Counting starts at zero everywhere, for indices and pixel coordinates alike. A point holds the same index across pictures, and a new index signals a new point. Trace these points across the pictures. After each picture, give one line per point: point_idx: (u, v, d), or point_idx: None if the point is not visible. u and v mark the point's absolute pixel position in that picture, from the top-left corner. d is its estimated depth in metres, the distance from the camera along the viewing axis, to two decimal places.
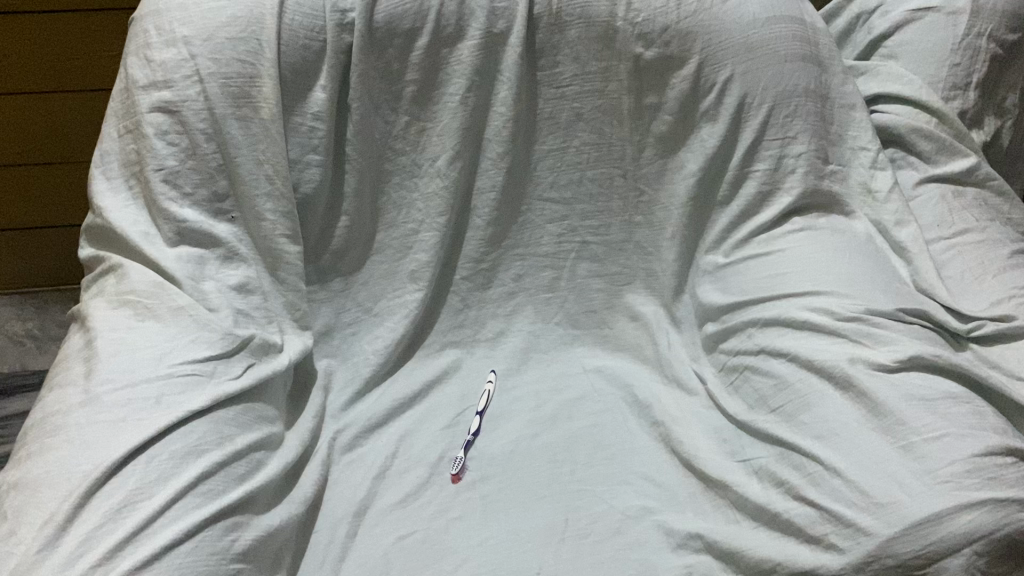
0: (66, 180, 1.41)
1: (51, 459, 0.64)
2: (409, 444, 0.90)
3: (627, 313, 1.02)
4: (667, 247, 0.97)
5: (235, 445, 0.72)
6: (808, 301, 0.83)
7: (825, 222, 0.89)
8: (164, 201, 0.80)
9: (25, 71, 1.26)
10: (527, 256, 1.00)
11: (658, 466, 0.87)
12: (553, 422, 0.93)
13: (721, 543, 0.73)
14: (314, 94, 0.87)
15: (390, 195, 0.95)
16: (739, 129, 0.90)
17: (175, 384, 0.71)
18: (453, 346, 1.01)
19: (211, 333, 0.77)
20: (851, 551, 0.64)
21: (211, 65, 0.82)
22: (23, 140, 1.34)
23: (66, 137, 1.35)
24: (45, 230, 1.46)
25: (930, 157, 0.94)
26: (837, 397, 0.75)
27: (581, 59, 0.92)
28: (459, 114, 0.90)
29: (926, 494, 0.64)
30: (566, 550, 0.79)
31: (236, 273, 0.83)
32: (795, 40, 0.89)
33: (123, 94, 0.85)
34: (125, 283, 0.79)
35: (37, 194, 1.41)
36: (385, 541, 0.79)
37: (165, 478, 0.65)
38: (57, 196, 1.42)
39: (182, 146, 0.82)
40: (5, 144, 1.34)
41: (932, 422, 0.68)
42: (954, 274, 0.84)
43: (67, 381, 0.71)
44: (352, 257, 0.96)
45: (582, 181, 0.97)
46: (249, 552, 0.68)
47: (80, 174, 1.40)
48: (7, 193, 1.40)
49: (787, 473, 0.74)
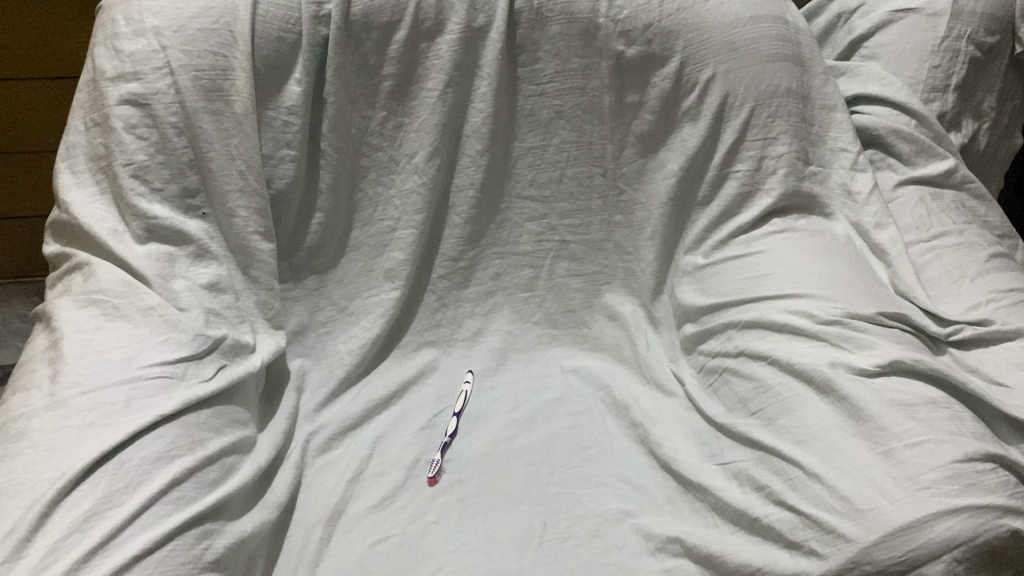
0: (31, 171, 1.37)
1: (16, 466, 0.62)
2: (385, 445, 0.88)
3: (605, 313, 1.01)
4: (647, 247, 0.96)
5: (207, 450, 0.70)
6: (789, 303, 0.82)
7: (804, 224, 0.89)
8: (132, 196, 0.78)
9: None
10: (505, 254, 0.99)
11: (635, 468, 0.86)
12: (530, 423, 0.92)
13: (700, 548, 0.73)
14: (289, 88, 0.84)
15: (366, 192, 0.93)
16: (721, 128, 0.89)
17: (145, 387, 0.69)
18: (429, 346, 0.99)
19: (182, 333, 0.75)
20: (832, 556, 0.64)
21: (182, 57, 0.79)
22: None
23: (32, 127, 1.31)
24: (7, 221, 1.42)
25: (908, 158, 0.94)
26: (817, 401, 0.75)
27: (562, 56, 0.90)
28: (437, 110, 0.88)
29: (906, 500, 0.64)
30: (545, 554, 0.78)
31: (208, 271, 0.81)
32: (778, 40, 0.88)
33: (90, 86, 0.82)
34: (92, 281, 0.76)
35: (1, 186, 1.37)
36: (361, 545, 0.78)
37: (135, 485, 0.63)
38: (21, 188, 1.38)
39: (151, 140, 0.79)
40: None
41: (913, 428, 0.68)
42: (933, 278, 0.84)
43: (32, 384, 0.69)
44: (326, 255, 0.94)
45: (561, 179, 0.96)
46: (222, 560, 0.66)
47: (47, 165, 1.37)
48: None
49: (767, 477, 0.73)
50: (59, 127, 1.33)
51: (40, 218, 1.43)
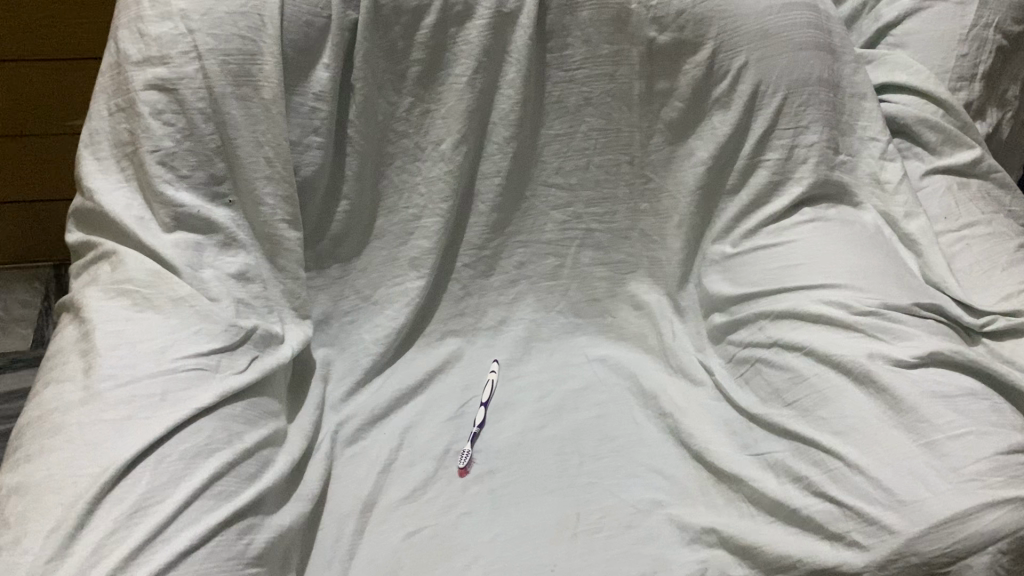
0: (50, 154, 1.35)
1: (54, 462, 0.60)
2: (413, 436, 0.87)
3: (630, 302, 1.00)
4: (674, 235, 0.95)
5: (245, 443, 0.69)
6: (823, 293, 0.82)
7: (834, 213, 0.89)
8: (159, 183, 0.76)
9: (17, 40, 1.20)
10: (529, 243, 0.98)
11: (666, 458, 0.86)
12: (558, 413, 0.92)
13: (737, 538, 0.73)
14: (317, 73, 0.82)
15: (391, 179, 0.91)
16: (752, 117, 0.88)
17: (180, 379, 0.68)
18: (453, 335, 0.98)
19: (214, 324, 0.73)
20: (876, 548, 0.64)
21: (210, 41, 0.77)
22: (10, 113, 1.28)
23: (55, 110, 1.29)
24: (21, 204, 1.40)
25: (934, 148, 0.94)
26: (855, 392, 0.74)
27: (592, 42, 0.89)
28: (465, 96, 0.87)
29: (951, 492, 0.64)
30: (579, 546, 0.78)
31: (236, 260, 0.80)
32: (811, 28, 0.86)
33: (113, 70, 0.79)
34: (121, 271, 0.74)
35: (18, 168, 1.35)
36: (395, 538, 0.78)
37: (176, 481, 0.62)
38: (32, 170, 1.36)
39: (178, 126, 0.77)
40: None
41: (955, 419, 0.68)
42: (963, 268, 0.84)
43: (64, 376, 0.67)
44: (351, 243, 0.92)
45: (588, 167, 0.95)
46: (263, 555, 0.65)
47: (65, 148, 1.35)
48: None
49: (805, 468, 0.73)
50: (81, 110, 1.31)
51: (54, 201, 1.41)
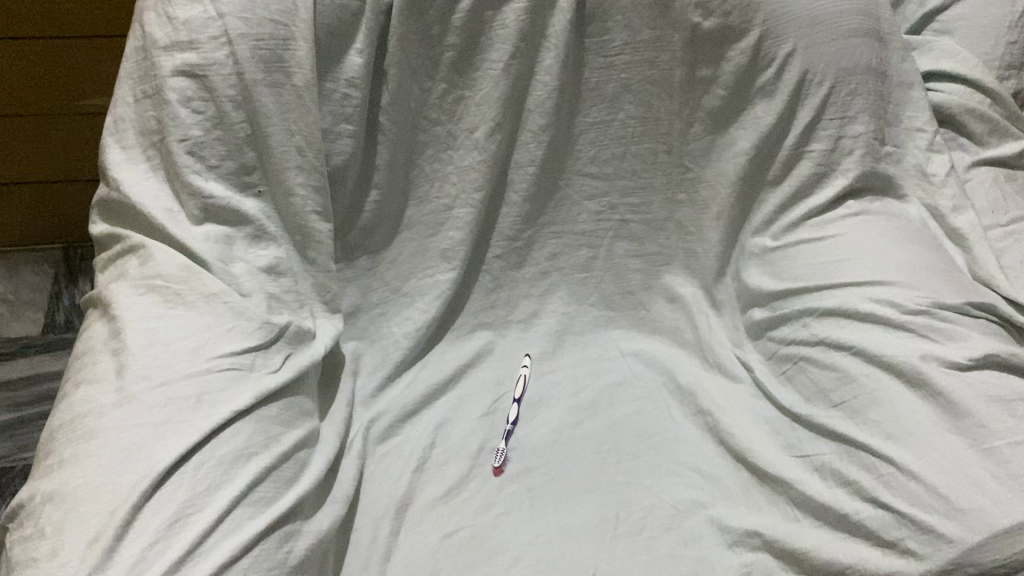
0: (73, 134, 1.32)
1: (90, 469, 0.58)
2: (446, 433, 0.86)
3: (664, 294, 0.98)
4: (712, 227, 0.92)
5: (282, 446, 0.67)
6: (870, 291, 0.79)
7: (879, 206, 0.86)
8: (189, 174, 0.73)
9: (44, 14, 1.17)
10: (562, 234, 0.95)
11: (705, 456, 0.84)
12: (593, 409, 0.90)
13: (783, 542, 0.71)
14: (349, 58, 0.80)
15: (422, 168, 0.88)
16: (797, 106, 0.85)
17: (215, 380, 0.66)
18: (484, 328, 0.96)
19: (248, 322, 0.71)
20: (932, 557, 0.62)
21: (241, 25, 0.74)
22: (34, 89, 1.25)
23: (78, 87, 1.26)
24: (38, 185, 1.37)
25: (981, 138, 0.91)
26: (907, 394, 0.72)
27: (633, 27, 0.85)
28: (501, 83, 0.84)
29: (1011, 500, 0.62)
30: (620, 548, 0.76)
31: (268, 253, 0.77)
32: (861, 14, 0.83)
33: (139, 54, 0.76)
34: (151, 266, 0.72)
35: (40, 147, 1.32)
36: (431, 539, 0.76)
37: (214, 488, 0.60)
38: (53, 150, 1.33)
39: (207, 114, 0.74)
40: (12, 93, 1.25)
41: (1014, 425, 0.66)
42: (1013, 264, 0.82)
43: (95, 377, 0.65)
44: (381, 234, 0.90)
45: (624, 156, 0.92)
46: (304, 562, 0.64)
47: (89, 129, 1.32)
48: (9, 145, 1.30)
49: (855, 472, 0.71)
50: (105, 90, 1.28)
51: (72, 181, 1.37)
